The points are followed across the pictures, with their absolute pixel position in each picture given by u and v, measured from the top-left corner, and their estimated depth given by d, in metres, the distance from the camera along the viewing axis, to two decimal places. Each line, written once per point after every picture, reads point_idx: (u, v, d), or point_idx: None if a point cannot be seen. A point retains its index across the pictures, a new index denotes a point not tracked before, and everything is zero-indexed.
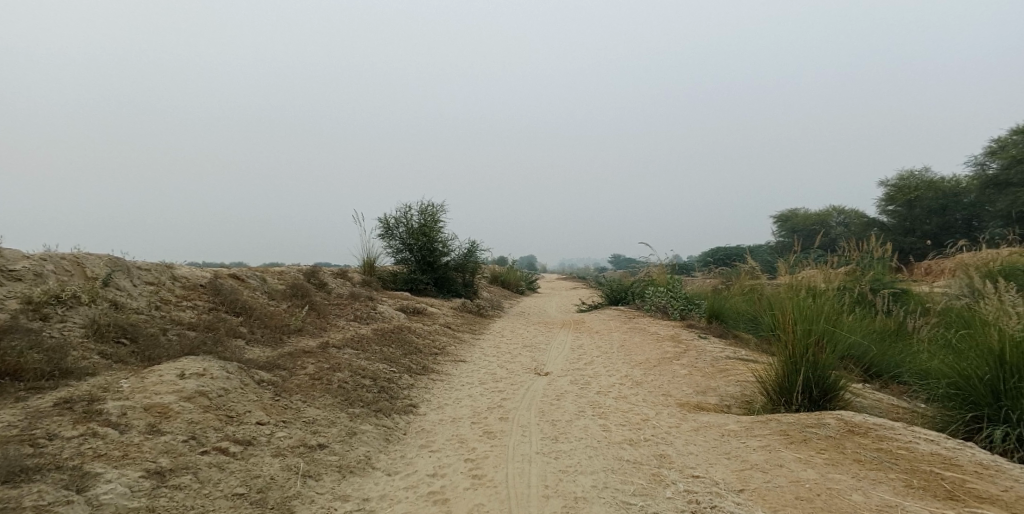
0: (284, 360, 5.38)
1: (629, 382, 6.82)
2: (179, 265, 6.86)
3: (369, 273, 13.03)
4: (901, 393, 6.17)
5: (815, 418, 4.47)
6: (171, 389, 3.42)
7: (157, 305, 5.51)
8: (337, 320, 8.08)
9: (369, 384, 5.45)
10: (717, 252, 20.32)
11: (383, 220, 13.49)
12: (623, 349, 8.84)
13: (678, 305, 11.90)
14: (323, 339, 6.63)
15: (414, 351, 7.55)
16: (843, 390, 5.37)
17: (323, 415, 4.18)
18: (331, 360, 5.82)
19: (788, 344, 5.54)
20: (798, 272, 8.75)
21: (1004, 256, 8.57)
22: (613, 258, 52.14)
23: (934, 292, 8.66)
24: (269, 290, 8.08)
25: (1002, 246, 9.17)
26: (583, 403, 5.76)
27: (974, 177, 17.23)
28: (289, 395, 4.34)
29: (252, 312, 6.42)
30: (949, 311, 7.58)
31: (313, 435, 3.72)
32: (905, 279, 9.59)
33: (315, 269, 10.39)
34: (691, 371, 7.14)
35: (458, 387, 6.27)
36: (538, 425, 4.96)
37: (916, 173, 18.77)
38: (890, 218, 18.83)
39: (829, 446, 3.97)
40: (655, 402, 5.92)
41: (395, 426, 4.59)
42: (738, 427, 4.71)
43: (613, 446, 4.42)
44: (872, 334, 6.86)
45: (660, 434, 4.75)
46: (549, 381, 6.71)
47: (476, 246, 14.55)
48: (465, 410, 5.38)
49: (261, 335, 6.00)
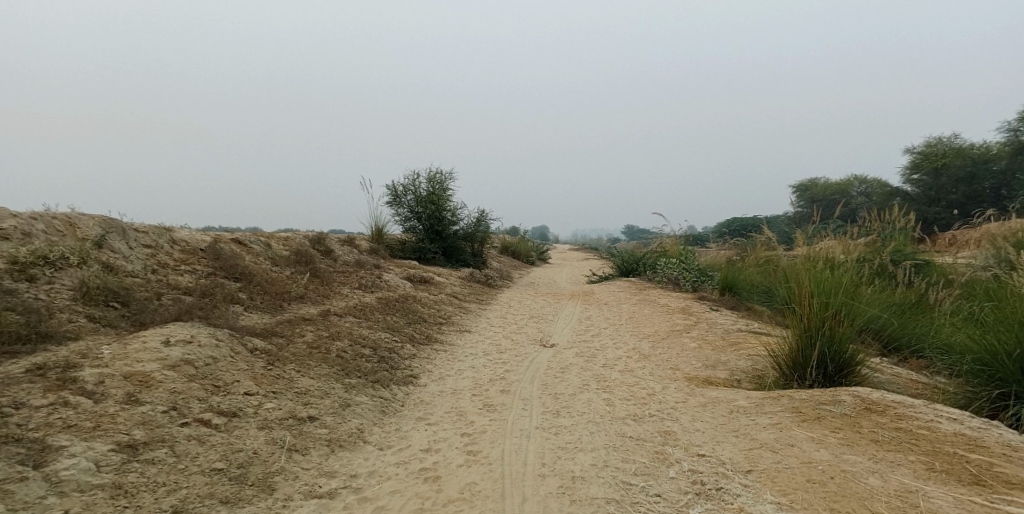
0: (283, 328, 5.26)
1: (636, 355, 6.64)
2: (179, 229, 6.73)
3: (378, 241, 12.88)
4: (920, 368, 5.93)
5: (829, 395, 4.25)
6: (155, 357, 3.29)
7: (153, 269, 5.39)
8: (341, 288, 7.96)
9: (369, 354, 5.32)
10: (732, 222, 19.91)
11: (391, 187, 13.27)
12: (632, 321, 8.65)
13: (690, 277, 11.64)
14: (324, 307, 6.51)
15: (417, 320, 7.42)
16: (860, 366, 5.14)
17: (316, 386, 4.04)
18: (331, 329, 5.70)
19: (804, 317, 5.31)
20: (816, 243, 8.43)
21: None
22: (627, 229, 51.65)
23: (958, 263, 8.32)
24: (272, 256, 7.95)
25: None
26: (587, 377, 5.60)
27: (1005, 144, 16.54)
28: (283, 364, 4.21)
29: (252, 278, 6.29)
30: (975, 285, 7.25)
31: (304, 408, 3.58)
32: (927, 250, 9.25)
33: (321, 235, 10.25)
34: (702, 344, 6.94)
35: (461, 358, 6.13)
36: (540, 398, 4.80)
37: (945, 140, 18.05)
38: (914, 187, 18.22)
39: (844, 425, 3.76)
40: (662, 376, 5.74)
41: (392, 398, 4.46)
42: (747, 403, 4.52)
43: (616, 422, 4.26)
44: (893, 307, 6.59)
45: (666, 410, 4.58)
46: (554, 353, 6.55)
47: (485, 215, 14.33)
48: (466, 381, 5.25)
49: (261, 301, 5.88)
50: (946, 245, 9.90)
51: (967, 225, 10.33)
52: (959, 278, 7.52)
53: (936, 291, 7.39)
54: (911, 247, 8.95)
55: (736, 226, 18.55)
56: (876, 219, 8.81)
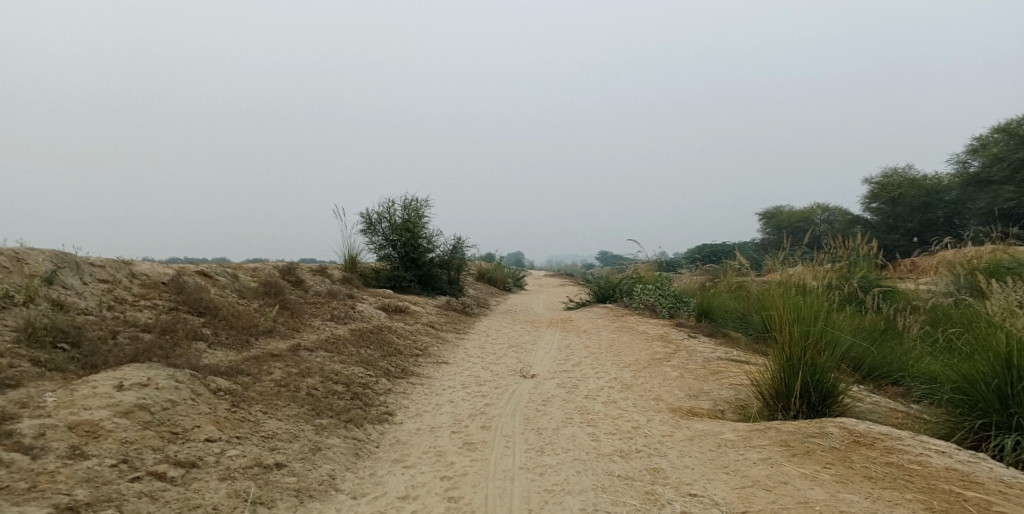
0: (249, 365, 4.98)
1: (618, 385, 6.50)
2: (139, 262, 6.41)
3: (351, 270, 12.59)
4: (897, 395, 5.92)
5: (817, 426, 4.17)
6: (105, 404, 3.02)
7: (109, 306, 5.08)
8: (312, 320, 7.68)
9: (341, 391, 5.06)
10: (703, 249, 20.17)
11: (365, 215, 13.06)
12: (611, 349, 8.53)
13: (666, 303, 11.63)
14: (294, 341, 6.23)
15: (392, 352, 7.17)
16: (843, 395, 5.09)
17: (284, 428, 3.79)
18: (301, 364, 5.43)
19: (785, 347, 5.25)
20: (788, 270, 8.51)
21: (990, 253, 8.44)
22: (600, 255, 52.01)
23: (921, 288, 8.49)
24: (240, 288, 7.64)
25: (987, 243, 9.05)
26: (570, 409, 5.43)
27: (956, 175, 17.25)
28: (249, 405, 3.95)
29: (218, 312, 6.00)
30: (940, 311, 7.37)
31: (270, 453, 3.33)
32: (890, 275, 9.45)
33: (291, 265, 9.95)
34: (683, 373, 6.85)
35: (439, 392, 5.91)
36: (522, 434, 4.61)
37: (901, 170, 18.75)
38: (874, 215, 18.81)
39: (835, 459, 3.67)
40: (646, 407, 5.61)
41: (366, 439, 4.22)
42: (735, 436, 4.41)
43: (603, 459, 4.09)
44: (866, 333, 6.62)
45: (652, 444, 4.44)
46: (534, 385, 6.37)
47: (461, 242, 14.19)
48: (444, 417, 5.03)
49: (226, 337, 5.59)
50: (908, 271, 10.14)
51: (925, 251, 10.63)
52: (925, 304, 7.64)
53: (904, 315, 7.49)
54: (876, 272, 9.12)
55: (706, 252, 18.79)
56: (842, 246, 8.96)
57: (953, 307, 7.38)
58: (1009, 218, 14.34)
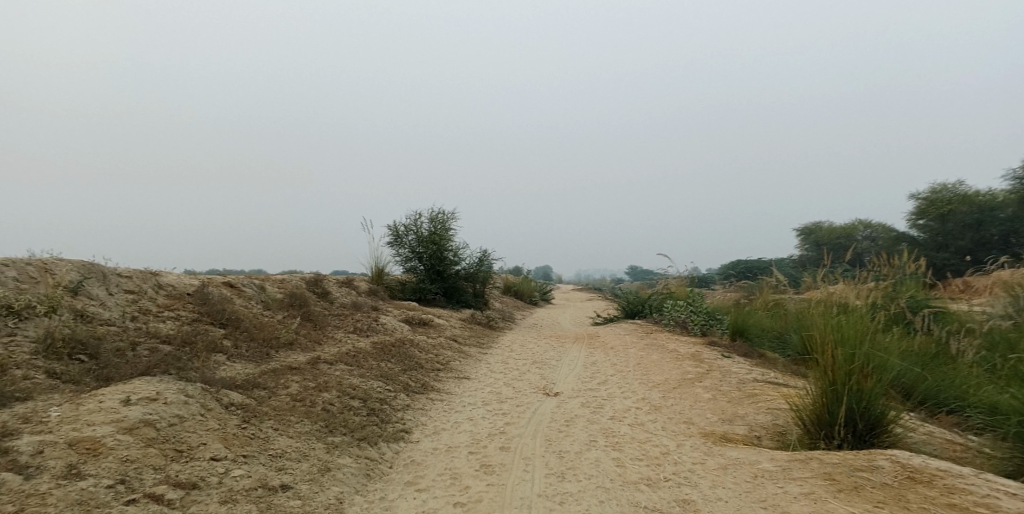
0: (266, 378, 4.89)
1: (646, 406, 6.21)
2: (166, 272, 6.43)
3: (378, 282, 12.57)
4: (951, 426, 5.50)
5: (865, 459, 3.85)
6: (109, 419, 2.92)
7: (132, 316, 5.07)
8: (335, 333, 7.60)
9: (359, 407, 4.92)
10: (738, 264, 19.60)
11: (393, 228, 13.06)
12: (640, 367, 8.21)
13: (698, 320, 11.23)
14: (315, 354, 6.13)
15: (414, 367, 7.01)
16: (892, 424, 4.72)
17: (295, 446, 3.65)
18: (319, 379, 5.30)
19: (828, 371, 4.91)
20: (828, 288, 8.08)
21: None
22: (631, 269, 51.32)
23: (974, 309, 7.96)
24: (265, 299, 7.62)
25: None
26: (595, 431, 5.17)
27: (1012, 192, 16.34)
28: (260, 422, 3.83)
29: (240, 323, 5.94)
30: (996, 335, 6.87)
31: (277, 474, 3.20)
32: (939, 296, 8.92)
33: (318, 277, 9.95)
34: (715, 395, 6.51)
35: (459, 409, 5.72)
36: (543, 457, 4.38)
37: (950, 186, 17.91)
38: (920, 232, 18.00)
39: (888, 498, 3.35)
40: (675, 431, 5.31)
41: (380, 459, 4.06)
42: (773, 466, 4.09)
43: (628, 488, 3.84)
44: (915, 356, 6.19)
45: (682, 472, 4.16)
46: (558, 403, 6.12)
47: (488, 255, 14.05)
48: (463, 437, 4.83)
49: (247, 349, 5.52)
50: (958, 291, 9.56)
51: (976, 270, 10.03)
52: (978, 326, 7.14)
53: (955, 337, 7.01)
54: (922, 292, 8.62)
55: (741, 268, 18.22)
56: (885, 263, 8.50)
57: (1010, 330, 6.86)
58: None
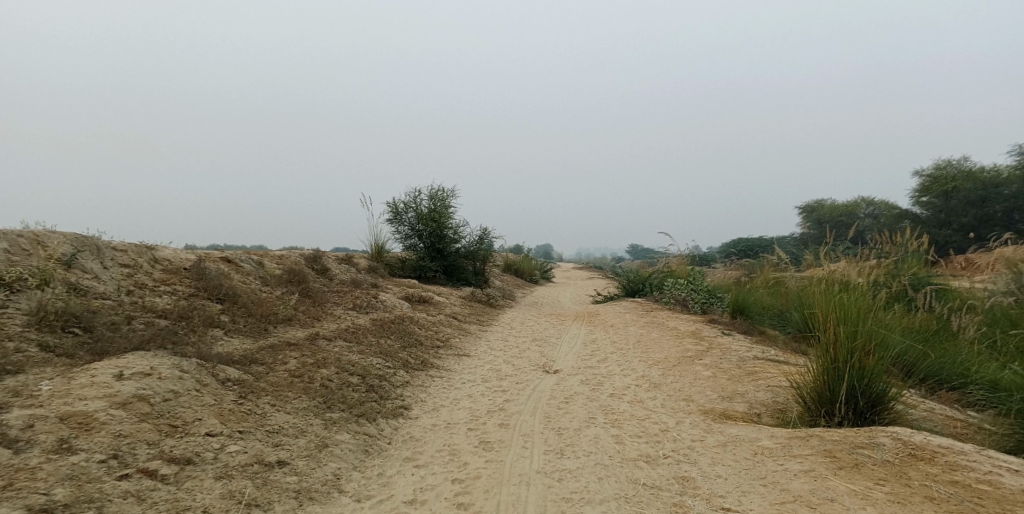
0: (264, 354, 4.86)
1: (646, 383, 6.19)
2: (162, 247, 6.36)
3: (377, 259, 12.51)
4: (950, 403, 5.49)
5: (866, 436, 3.84)
6: (102, 394, 2.88)
7: (128, 291, 5.02)
8: (334, 309, 7.57)
9: (357, 383, 4.89)
10: (739, 243, 19.52)
11: (392, 204, 12.96)
12: (640, 345, 8.19)
13: (699, 298, 11.19)
14: (313, 330, 6.09)
15: (414, 343, 6.99)
16: (893, 402, 4.70)
17: (292, 422, 3.62)
18: (317, 354, 5.27)
19: (830, 348, 4.87)
20: (830, 265, 8.01)
21: None
22: (632, 247, 51.26)
23: (976, 286, 7.91)
24: (263, 275, 7.56)
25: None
26: (594, 408, 5.16)
27: (1016, 168, 16.13)
28: (257, 397, 3.79)
29: (237, 299, 5.89)
30: (997, 312, 6.83)
31: (273, 450, 3.18)
32: (941, 273, 8.86)
33: (317, 253, 9.88)
34: (716, 373, 6.49)
35: (458, 386, 5.70)
36: (541, 434, 4.36)
37: (954, 163, 17.72)
38: (923, 209, 17.87)
39: (889, 475, 3.34)
40: (675, 408, 5.29)
41: (378, 435, 4.04)
42: (773, 443, 4.07)
43: (628, 465, 3.82)
44: (916, 333, 6.15)
45: (681, 450, 4.14)
46: (558, 381, 6.10)
47: (488, 233, 13.98)
48: (462, 413, 4.81)
49: (244, 325, 5.48)
50: (960, 268, 9.49)
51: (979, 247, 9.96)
52: (979, 304, 7.09)
53: (956, 314, 6.97)
54: (924, 269, 8.54)
55: (742, 246, 18.14)
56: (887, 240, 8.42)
57: (1012, 308, 6.82)
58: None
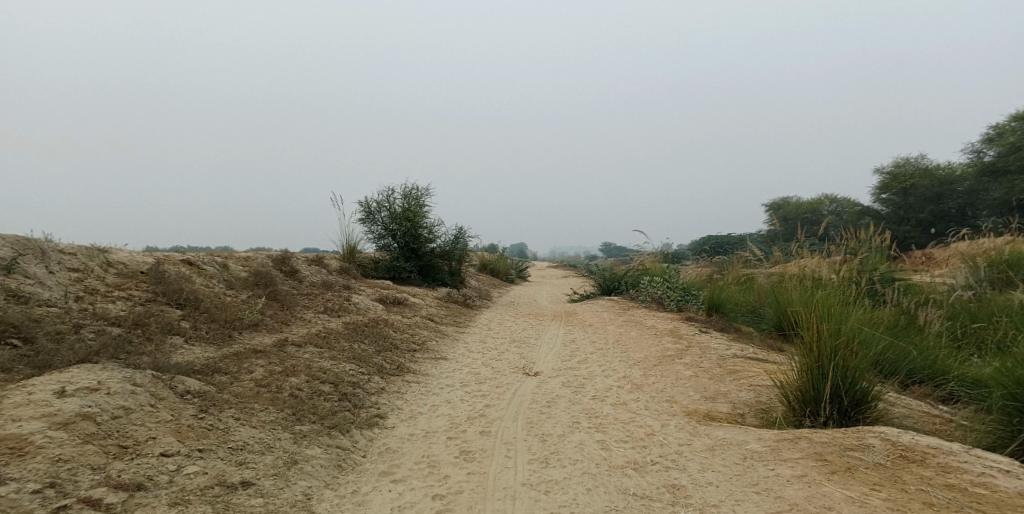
0: (227, 363, 4.56)
1: (628, 385, 6.06)
2: (117, 249, 5.97)
3: (349, 260, 12.17)
4: (924, 396, 5.52)
5: (854, 438, 3.77)
6: (40, 414, 2.60)
7: (77, 297, 4.66)
8: (304, 313, 7.26)
9: (329, 391, 4.63)
10: (709, 240, 19.69)
11: (364, 204, 12.62)
12: (619, 344, 8.08)
13: (674, 296, 11.17)
14: (281, 336, 5.78)
15: (389, 347, 6.73)
16: (877, 400, 4.66)
17: (257, 438, 3.36)
18: (286, 362, 4.99)
19: (813, 346, 4.80)
20: (804, 263, 8.05)
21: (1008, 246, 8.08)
22: (605, 246, 51.55)
23: (937, 279, 8.06)
24: (228, 278, 7.20)
25: (1004, 234, 8.63)
26: (577, 412, 5.00)
27: (970, 165, 16.62)
28: (219, 411, 3.51)
29: (199, 304, 5.56)
30: (958, 307, 6.97)
31: (237, 469, 2.92)
32: (903, 267, 9.02)
33: (286, 254, 9.52)
34: (697, 372, 6.41)
35: (436, 391, 5.48)
36: (525, 441, 4.18)
37: (913, 161, 18.18)
38: (884, 206, 18.32)
39: (883, 480, 3.30)
40: (659, 410, 5.17)
41: (352, 447, 3.80)
42: (761, 446, 3.97)
43: (616, 473, 3.68)
44: (887, 325, 6.17)
45: (669, 455, 4.00)
46: (539, 383, 5.93)
47: (463, 232, 13.74)
48: (441, 420, 4.60)
49: (207, 331, 5.16)
50: (919, 263, 9.70)
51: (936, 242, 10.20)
52: (942, 297, 7.23)
53: (922, 307, 7.08)
54: (888, 262, 8.68)
55: (713, 243, 18.29)
56: (854, 236, 8.53)
57: (972, 301, 6.97)
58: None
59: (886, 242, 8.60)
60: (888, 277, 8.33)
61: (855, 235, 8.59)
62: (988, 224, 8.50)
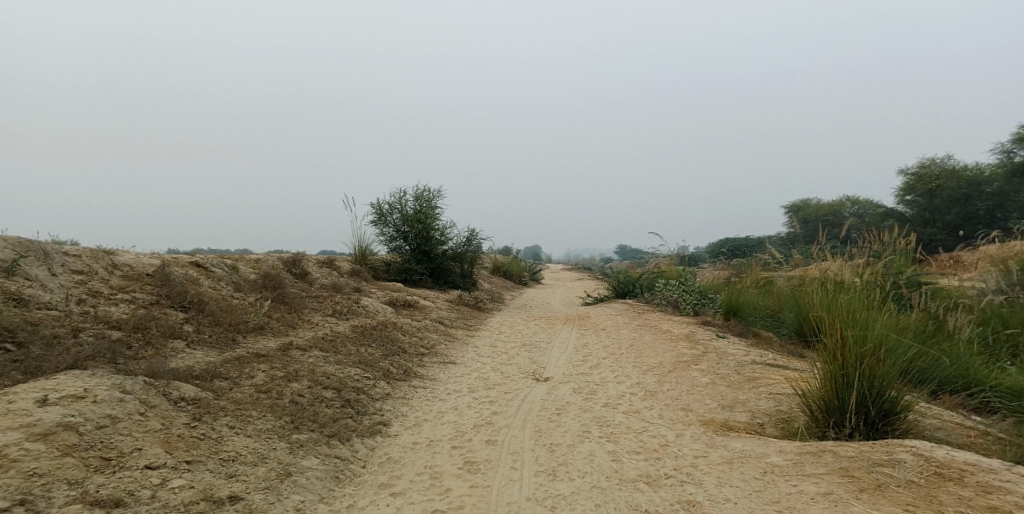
0: (228, 368, 4.45)
1: (641, 392, 5.84)
2: (123, 251, 5.91)
3: (361, 262, 12.08)
4: (954, 406, 5.23)
5: (883, 452, 3.53)
6: (18, 424, 2.51)
7: (78, 299, 4.59)
8: (312, 316, 7.16)
9: (332, 398, 4.49)
10: (727, 243, 19.31)
11: (376, 205, 12.54)
12: (633, 349, 7.85)
13: (691, 299, 10.89)
14: (286, 340, 5.66)
15: (396, 351, 6.58)
16: (907, 411, 4.40)
17: (251, 448, 3.23)
18: (289, 367, 4.87)
19: (838, 354, 4.55)
20: (828, 266, 7.74)
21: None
22: (620, 249, 51.10)
23: (965, 283, 7.72)
24: (236, 281, 7.12)
25: None
26: (588, 420, 4.80)
27: (999, 166, 16.06)
28: (213, 419, 3.38)
29: (204, 307, 5.46)
30: (989, 311, 6.64)
31: (226, 482, 2.81)
32: (928, 271, 8.67)
33: (296, 256, 9.44)
34: (714, 379, 6.17)
35: (443, 398, 5.31)
36: (532, 451, 4.00)
37: (938, 161, 17.65)
38: (908, 208, 17.80)
39: (917, 499, 3.07)
40: (674, 419, 4.95)
41: (351, 457, 3.66)
42: (782, 459, 3.75)
43: (627, 488, 3.49)
44: (914, 330, 5.88)
45: (684, 468, 3.79)
46: (549, 390, 5.74)
47: (476, 234, 13.59)
48: (446, 428, 4.44)
49: (210, 335, 5.07)
50: (945, 266, 9.33)
51: (964, 244, 9.80)
52: (971, 302, 6.90)
53: (951, 312, 6.75)
54: (913, 266, 8.34)
55: (730, 246, 17.90)
56: (879, 239, 8.20)
57: (1003, 306, 6.64)
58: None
59: (911, 244, 8.24)
60: (914, 280, 7.99)
61: (878, 237, 8.27)
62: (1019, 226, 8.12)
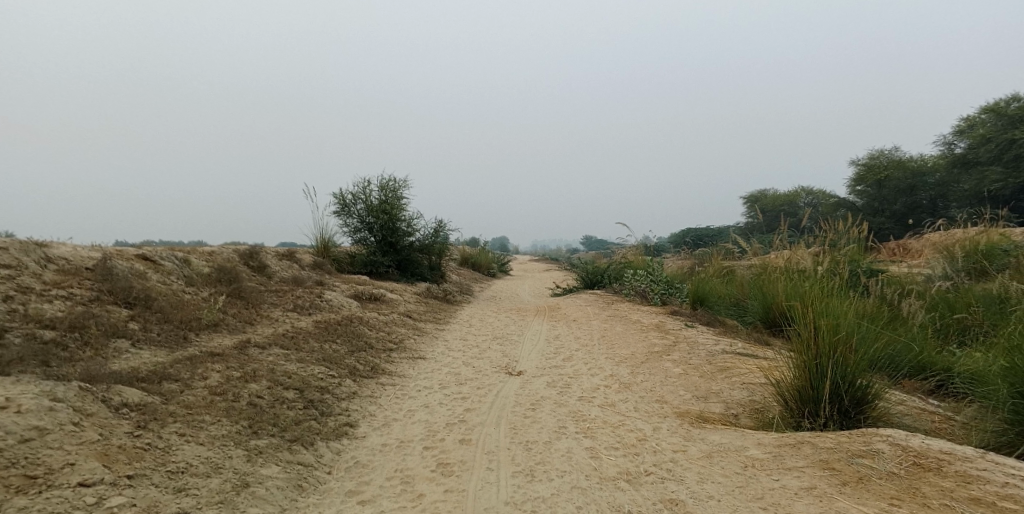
0: (180, 368, 4.13)
1: (616, 384, 5.74)
2: (59, 244, 5.44)
3: (323, 254, 11.65)
4: (914, 391, 5.33)
5: (862, 443, 3.49)
6: None
7: (6, 296, 4.17)
8: (271, 312, 6.81)
9: (294, 398, 4.22)
10: (689, 232, 19.53)
11: (339, 196, 12.11)
12: (605, 341, 7.76)
13: (658, 289, 10.90)
14: (244, 337, 5.33)
15: (362, 347, 6.31)
16: (878, 400, 4.40)
17: (204, 457, 2.95)
18: (246, 366, 4.56)
19: (811, 344, 4.51)
20: (792, 255, 7.78)
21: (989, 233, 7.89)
22: (585, 240, 51.35)
23: (915, 269, 7.91)
24: (188, 274, 6.69)
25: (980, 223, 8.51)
26: (563, 415, 4.66)
27: (942, 157, 16.67)
28: (161, 426, 3.09)
29: (151, 303, 5.09)
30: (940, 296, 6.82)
31: (173, 498, 2.57)
32: (880, 259, 8.86)
33: (254, 249, 9.00)
34: (687, 370, 6.12)
35: (412, 395, 5.09)
36: (508, 450, 3.83)
37: (887, 152, 18.19)
38: (858, 198, 18.29)
39: (900, 492, 3.03)
40: (649, 412, 4.86)
41: (315, 464, 3.41)
42: (762, 452, 3.68)
43: (607, 487, 3.36)
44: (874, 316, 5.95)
45: (664, 464, 3.68)
46: (522, 384, 5.58)
47: (443, 225, 13.32)
48: (416, 428, 4.23)
49: (159, 333, 4.71)
50: (894, 254, 9.57)
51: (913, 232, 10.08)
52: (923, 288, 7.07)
53: (905, 297, 6.89)
54: (868, 254, 8.50)
55: (693, 236, 18.11)
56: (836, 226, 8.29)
57: (950, 291, 6.81)
58: (996, 201, 13.79)
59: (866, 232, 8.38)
60: (869, 268, 8.15)
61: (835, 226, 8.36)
62: (963, 215, 8.37)
